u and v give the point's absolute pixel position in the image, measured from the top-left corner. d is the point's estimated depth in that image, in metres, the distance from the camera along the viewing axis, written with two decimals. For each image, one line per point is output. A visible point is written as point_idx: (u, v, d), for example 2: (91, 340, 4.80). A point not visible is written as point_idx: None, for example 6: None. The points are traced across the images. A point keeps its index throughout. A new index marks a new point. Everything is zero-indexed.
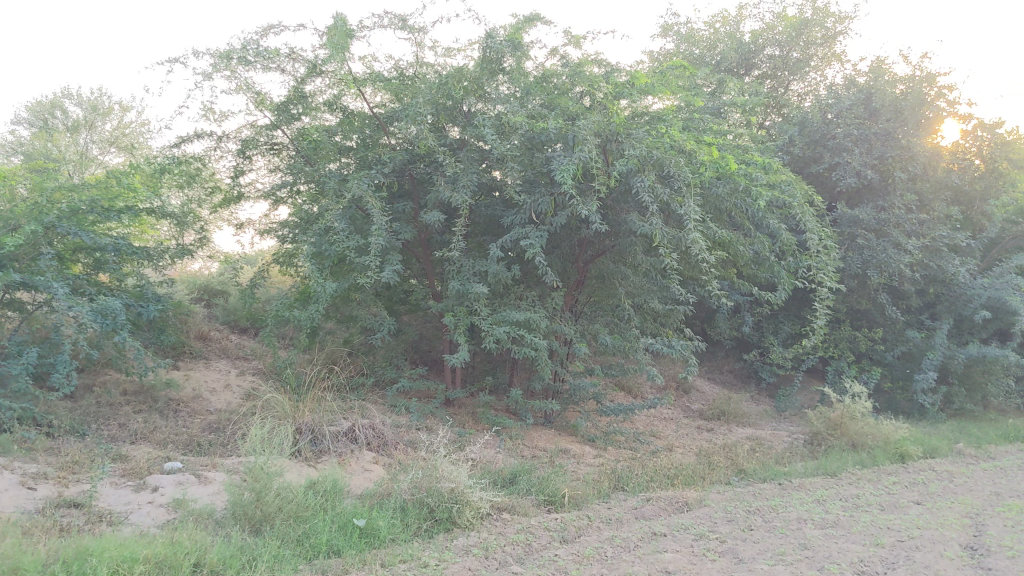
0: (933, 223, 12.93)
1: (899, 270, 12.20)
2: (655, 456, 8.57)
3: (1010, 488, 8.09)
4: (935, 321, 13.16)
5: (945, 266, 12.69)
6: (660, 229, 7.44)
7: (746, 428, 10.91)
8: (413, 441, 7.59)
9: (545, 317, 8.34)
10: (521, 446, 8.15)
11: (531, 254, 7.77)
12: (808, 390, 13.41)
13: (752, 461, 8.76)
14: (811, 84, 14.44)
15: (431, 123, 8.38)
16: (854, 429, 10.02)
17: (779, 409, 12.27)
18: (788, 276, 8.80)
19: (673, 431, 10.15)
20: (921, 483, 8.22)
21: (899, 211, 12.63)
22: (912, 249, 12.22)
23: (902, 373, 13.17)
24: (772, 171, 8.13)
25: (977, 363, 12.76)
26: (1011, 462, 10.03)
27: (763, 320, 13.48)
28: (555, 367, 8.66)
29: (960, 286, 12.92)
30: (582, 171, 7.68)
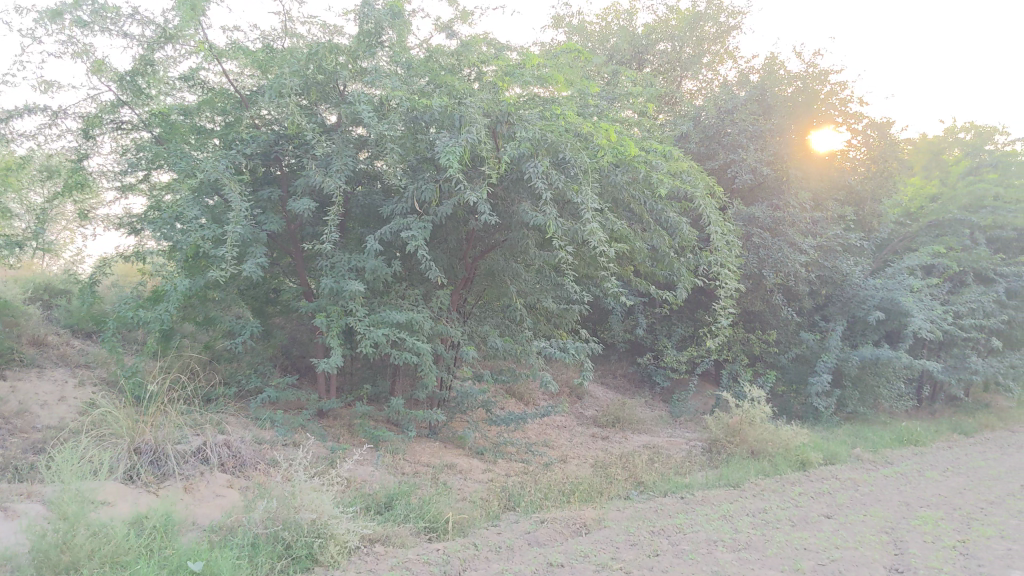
0: (827, 223, 12.68)
1: (795, 271, 11.90)
2: (548, 470, 7.90)
3: (917, 497, 7.72)
4: (828, 323, 12.94)
5: (839, 267, 12.45)
6: (555, 220, 6.75)
7: (642, 435, 10.36)
8: (277, 460, 6.70)
9: (429, 318, 7.55)
10: (400, 462, 7.34)
11: (414, 247, 6.97)
12: (702, 394, 13.00)
13: (651, 472, 8.18)
14: (704, 82, 13.84)
15: (301, 100, 7.50)
16: (754, 436, 9.49)
17: (674, 415, 11.79)
18: (689, 274, 8.25)
19: (567, 440, 9.51)
20: (827, 494, 7.78)
21: (793, 210, 12.34)
22: (807, 249, 11.94)
23: (796, 376, 12.91)
24: (674, 159, 7.54)
25: (870, 365, 12.58)
26: (910, 468, 9.76)
27: (656, 323, 13.00)
28: (440, 373, 7.87)
29: (853, 287, 12.73)
30: (469, 155, 6.93)
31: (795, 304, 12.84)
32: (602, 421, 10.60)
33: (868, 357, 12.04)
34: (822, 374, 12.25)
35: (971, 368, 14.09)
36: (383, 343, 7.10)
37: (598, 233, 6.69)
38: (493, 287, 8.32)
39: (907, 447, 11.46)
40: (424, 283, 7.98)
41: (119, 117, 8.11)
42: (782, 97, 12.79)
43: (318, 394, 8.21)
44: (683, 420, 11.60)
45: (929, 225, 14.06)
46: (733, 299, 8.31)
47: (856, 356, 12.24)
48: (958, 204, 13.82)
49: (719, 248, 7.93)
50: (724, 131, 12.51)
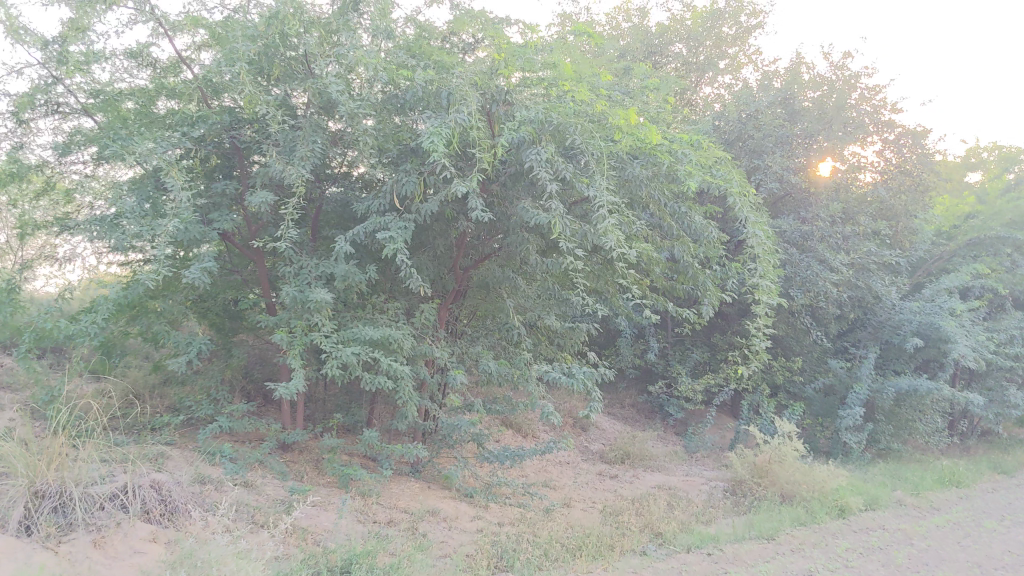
0: (859, 238, 11.54)
1: (825, 290, 10.76)
2: (549, 517, 6.70)
3: (988, 555, 6.50)
4: (859, 350, 11.75)
5: (873, 287, 11.30)
6: (561, 218, 5.59)
7: (655, 473, 9.17)
8: (220, 505, 5.50)
9: (410, 336, 6.38)
10: (373, 507, 6.15)
11: (392, 251, 5.82)
12: (718, 427, 11.81)
13: (670, 520, 6.95)
14: (721, 87, 12.91)
15: (263, 75, 6.36)
16: (784, 477, 8.25)
17: (690, 451, 10.58)
18: (716, 288, 7.10)
19: (572, 480, 8.31)
20: (879, 551, 6.55)
21: (822, 224, 11.22)
22: (838, 266, 10.81)
23: (822, 408, 11.73)
24: (702, 149, 6.42)
25: (905, 397, 11.38)
26: (963, 515, 8.54)
27: (669, 349, 11.84)
28: (424, 402, 6.69)
29: (888, 310, 11.57)
30: (460, 141, 5.79)
31: (823, 328, 11.65)
32: (610, 458, 9.39)
33: (905, 388, 10.85)
34: (853, 407, 11.05)
35: (1012, 402, 12.89)
36: (355, 365, 5.93)
37: (613, 233, 5.53)
38: (488, 302, 7.14)
39: (950, 490, 10.24)
40: (406, 296, 6.82)
41: (55, 100, 6.87)
42: (809, 101, 11.70)
43: (282, 425, 7.03)
44: (700, 456, 10.38)
45: (968, 244, 12.74)
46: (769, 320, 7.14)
47: (891, 387, 11.04)
48: (1000, 220, 12.69)
49: (751, 256, 6.78)
50: (747, 136, 11.40)
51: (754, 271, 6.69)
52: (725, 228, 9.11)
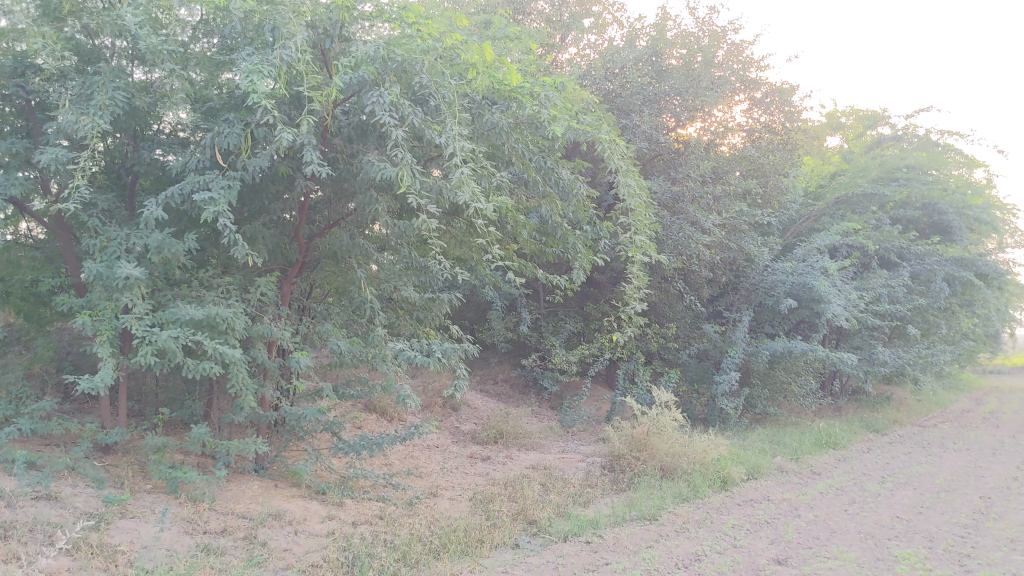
0: (731, 199, 11.19)
1: (698, 253, 10.37)
2: (411, 511, 5.97)
3: (877, 524, 6.14)
4: (733, 313, 11.46)
5: (746, 248, 10.97)
6: (410, 170, 4.83)
7: (529, 452, 8.58)
8: (9, 526, 4.55)
9: (244, 316, 5.52)
10: (205, 514, 5.29)
11: (214, 215, 4.94)
12: (595, 399, 11.35)
13: (545, 505, 6.33)
14: (586, 45, 12.35)
15: (52, 9, 5.32)
16: (663, 449, 7.71)
17: (566, 426, 10.04)
18: (588, 250, 6.49)
19: (440, 466, 7.62)
20: (766, 526, 6.12)
21: (693, 185, 10.82)
22: (710, 227, 10.43)
23: (697, 374, 11.41)
24: (568, 94, 5.76)
25: (779, 360, 11.14)
26: (844, 479, 8.28)
27: (542, 320, 11.28)
28: (265, 390, 5.85)
29: (761, 271, 11.28)
30: (290, 84, 4.95)
31: (697, 292, 11.29)
32: (482, 439, 8.74)
33: (779, 350, 10.58)
34: (729, 372, 10.72)
35: (880, 359, 12.92)
36: (176, 351, 5.04)
37: (469, 187, 4.81)
38: (338, 274, 6.33)
39: (827, 452, 10.04)
40: (241, 269, 5.93)
41: None
42: (677, 57, 11.25)
43: (100, 424, 6.06)
44: (576, 431, 9.86)
45: (836, 202, 12.79)
46: (644, 281, 6.59)
47: (766, 350, 10.77)
48: (867, 178, 12.61)
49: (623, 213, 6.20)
50: (615, 94, 10.87)
51: (628, 230, 6.11)
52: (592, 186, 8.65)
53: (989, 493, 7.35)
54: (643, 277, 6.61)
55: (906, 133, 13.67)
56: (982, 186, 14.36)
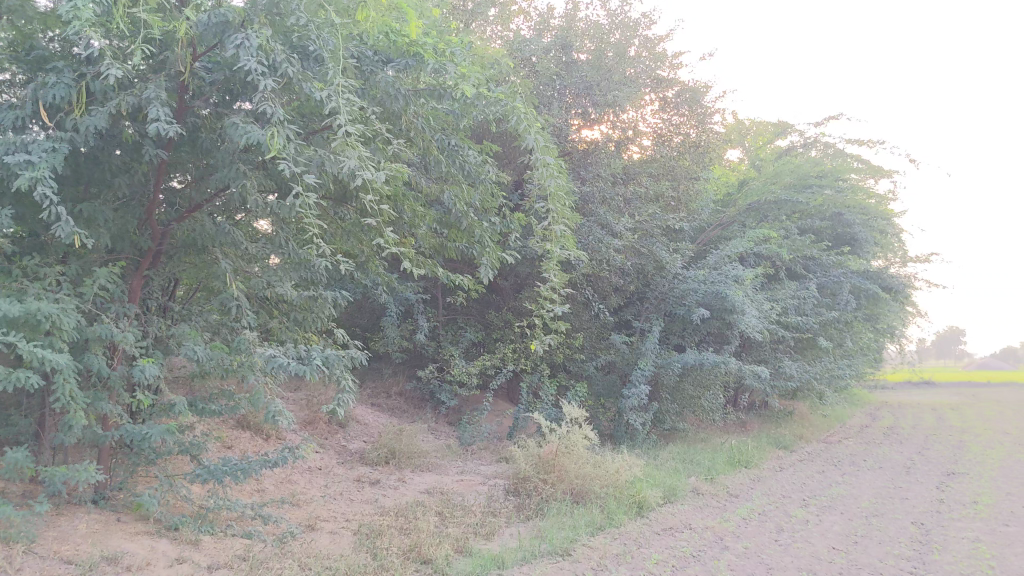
0: (643, 202, 10.55)
1: (608, 258, 9.66)
2: (283, 550, 5.01)
3: (815, 557, 5.47)
4: (642, 323, 10.81)
5: (658, 254, 10.26)
6: (285, 132, 3.91)
7: (425, 474, 7.69)
8: None
9: (76, 313, 4.47)
10: (18, 560, 4.17)
11: (32, 184, 3.90)
12: (495, 414, 10.53)
13: (442, 539, 5.44)
14: (492, 35, 11.56)
15: None
16: (573, 471, 6.92)
17: (465, 443, 9.17)
18: (496, 247, 5.68)
19: (322, 492, 6.67)
20: (695, 562, 5.37)
21: (603, 185, 10.11)
22: (622, 231, 9.73)
23: (604, 388, 10.71)
24: (477, 58, 4.96)
25: (690, 373, 10.52)
26: (764, 502, 7.66)
27: (440, 328, 10.40)
28: (104, 405, 4.79)
29: (672, 279, 10.62)
30: (135, 24, 3.99)
31: (606, 299, 10.61)
32: (372, 460, 7.81)
33: (691, 361, 9.96)
34: (639, 385, 10.00)
35: (788, 373, 12.51)
36: None
37: (357, 154, 3.94)
38: (199, 265, 5.31)
39: (741, 471, 9.46)
40: (78, 258, 4.89)
41: None
42: (589, 50, 10.54)
43: None
44: (476, 450, 9.00)
45: (747, 210, 12.43)
46: (561, 280, 5.83)
47: (677, 362, 10.12)
48: (778, 184, 12.25)
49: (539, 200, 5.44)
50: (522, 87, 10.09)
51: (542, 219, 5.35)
52: (506, 168, 8.60)
53: (921, 519, 6.81)
54: (560, 276, 5.87)
55: (815, 141, 13.33)
56: (888, 198, 14.18)
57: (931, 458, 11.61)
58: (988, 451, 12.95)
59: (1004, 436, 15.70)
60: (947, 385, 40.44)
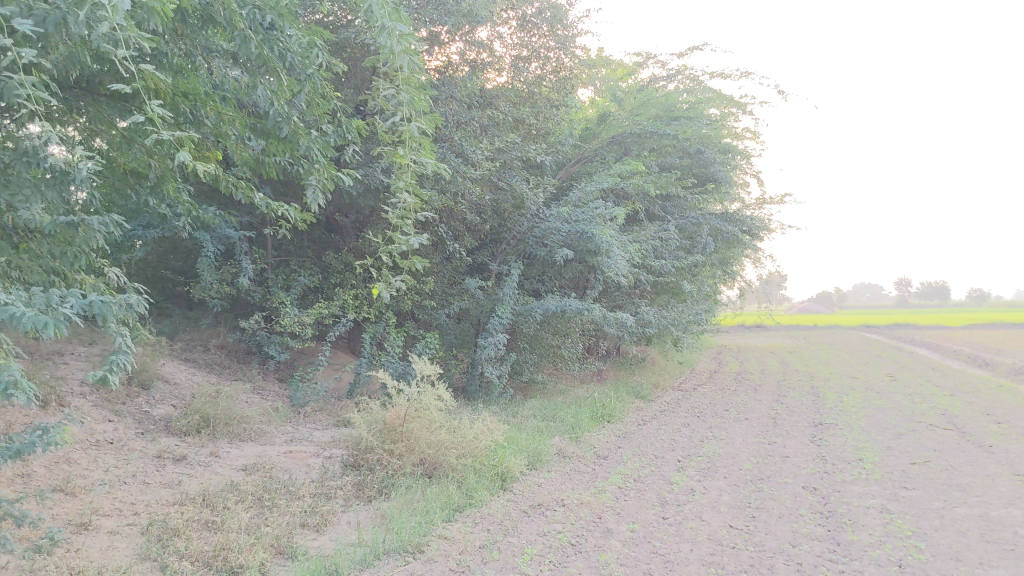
0: (501, 130, 9.41)
1: (463, 190, 8.48)
2: (34, 568, 3.65)
3: (716, 543, 4.57)
4: (497, 266, 9.75)
5: (517, 189, 9.11)
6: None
7: (245, 446, 6.40)
8: None
9: None
10: None
11: None
12: (332, 369, 9.26)
13: (258, 538, 4.22)
14: None
15: None
16: (425, 439, 5.81)
17: (297, 405, 7.91)
18: (330, 164, 4.58)
19: (109, 474, 5.30)
20: (577, 555, 4.37)
21: (456, 106, 8.80)
22: (478, 160, 8.55)
23: (455, 337, 9.62)
24: None
25: (550, 321, 9.56)
26: (637, 465, 6.79)
27: (268, 272, 8.97)
28: None
29: (532, 217, 9.57)
30: None
31: (459, 239, 9.44)
32: (179, 429, 6.43)
33: (554, 307, 9.00)
34: (496, 335, 8.95)
35: (648, 319, 11.79)
36: None
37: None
38: None
39: (606, 427, 8.58)
40: None
41: None
42: None
43: None
44: (310, 412, 7.74)
45: (610, 142, 11.48)
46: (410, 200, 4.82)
47: (538, 308, 9.12)
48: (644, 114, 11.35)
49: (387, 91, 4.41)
50: None
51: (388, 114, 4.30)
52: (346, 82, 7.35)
53: (813, 483, 6.07)
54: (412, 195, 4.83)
55: (677, 74, 12.50)
56: (747, 136, 13.58)
57: (791, 407, 11.18)
58: (844, 397, 12.67)
59: (849, 381, 15.66)
60: (777, 328, 41.77)
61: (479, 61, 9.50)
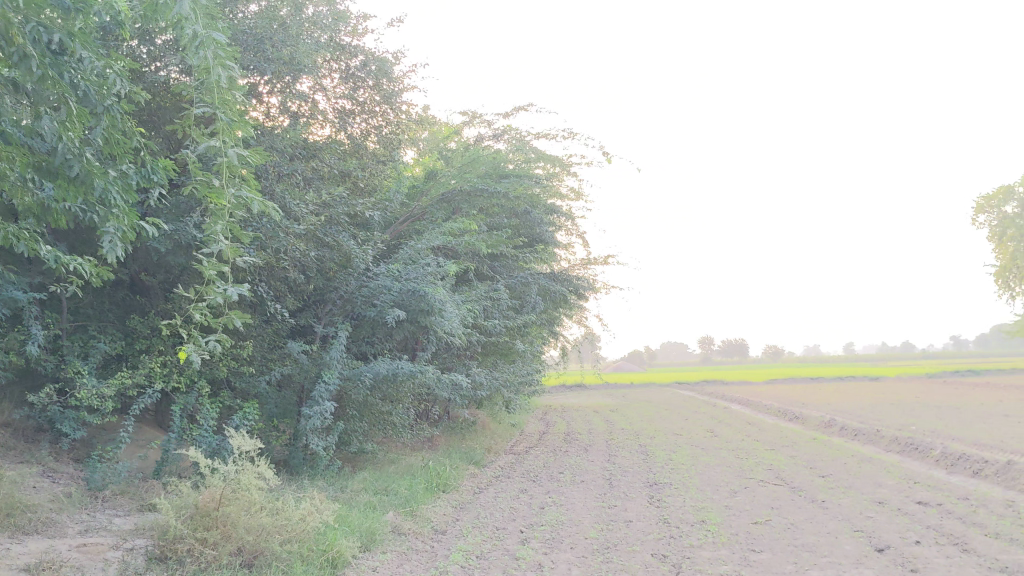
0: (326, 184, 8.92)
1: (286, 247, 7.90)
2: None
3: None
4: (323, 328, 9.15)
5: (345, 246, 8.62)
6: None
7: (30, 540, 5.51)
8: None
9: None
10: None
11: None
12: (138, 445, 8.34)
13: None
14: None
15: None
16: (244, 524, 5.18)
17: (93, 489, 6.98)
18: (130, 211, 4.37)
19: None
20: None
21: (277, 158, 8.25)
22: (303, 215, 8.02)
23: (277, 406, 8.90)
24: None
25: (380, 386, 9.03)
26: (478, 539, 6.35)
27: (62, 338, 8.00)
28: None
29: (359, 276, 9.07)
30: None
31: (281, 300, 8.81)
32: None
33: (385, 371, 8.57)
34: (322, 402, 8.33)
35: (480, 381, 11.44)
36: None
37: None
38: None
39: (442, 498, 8.12)
40: None
41: None
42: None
43: None
44: (111, 496, 6.85)
45: (439, 199, 11.17)
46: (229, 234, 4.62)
47: (367, 372, 8.58)
48: (474, 171, 11.15)
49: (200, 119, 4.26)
50: None
51: (204, 148, 4.14)
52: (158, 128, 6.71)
53: (663, 550, 5.82)
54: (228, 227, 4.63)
55: (505, 132, 12.42)
56: (572, 196, 13.65)
57: (624, 468, 11.08)
58: (673, 455, 12.74)
59: (675, 437, 15.84)
60: (597, 387, 42.49)
61: (302, 113, 9.01)
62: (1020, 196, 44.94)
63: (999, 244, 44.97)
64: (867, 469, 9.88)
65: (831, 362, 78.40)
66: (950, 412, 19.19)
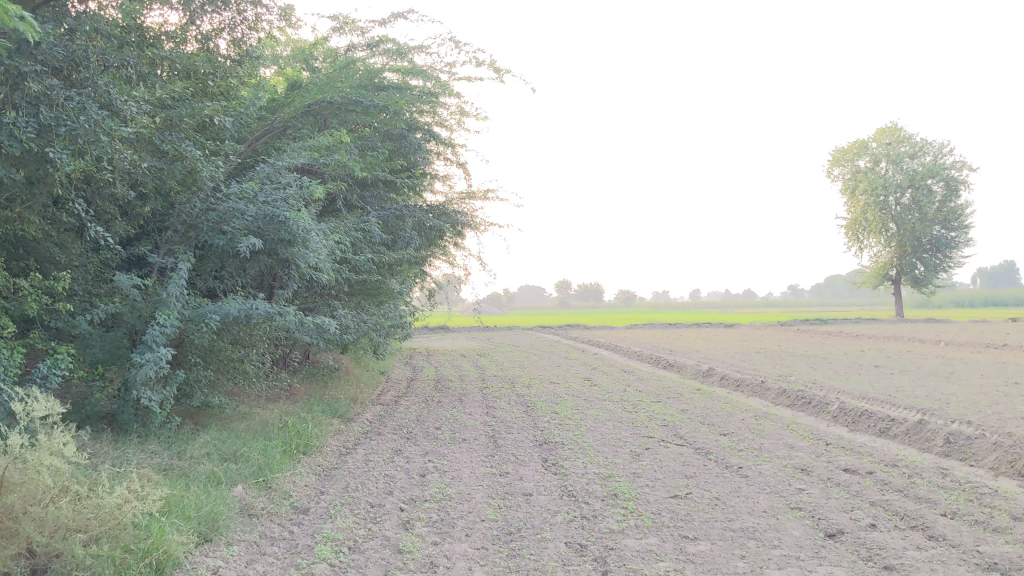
0: (166, 83, 7.34)
1: (112, 154, 6.33)
2: None
3: None
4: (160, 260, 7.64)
5: (186, 159, 7.11)
6: None
7: None
8: None
9: None
10: None
11: None
12: None
13: None
14: None
15: None
16: (31, 520, 3.79)
17: None
18: None
19: None
20: None
21: (103, 44, 6.61)
22: (133, 116, 6.46)
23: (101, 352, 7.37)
24: None
25: (228, 329, 7.62)
26: (349, 521, 5.16)
27: None
28: None
29: (206, 197, 7.58)
30: None
31: (109, 224, 7.24)
32: None
33: (236, 312, 7.18)
34: (156, 348, 6.87)
35: (346, 324, 10.14)
36: None
37: None
38: None
39: (301, 463, 6.86)
40: None
41: None
42: None
43: None
44: None
45: (304, 113, 9.68)
46: None
47: (213, 312, 7.16)
48: (345, 83, 9.70)
49: None
50: None
51: None
52: None
53: (579, 537, 4.77)
54: None
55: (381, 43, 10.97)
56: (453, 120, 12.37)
57: (505, 422, 10.07)
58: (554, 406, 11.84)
59: (552, 386, 15.01)
60: (462, 330, 41.61)
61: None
62: (873, 151, 46.32)
63: (852, 197, 46.29)
64: (767, 426, 9.18)
65: (686, 309, 80.28)
66: (820, 363, 19.18)
